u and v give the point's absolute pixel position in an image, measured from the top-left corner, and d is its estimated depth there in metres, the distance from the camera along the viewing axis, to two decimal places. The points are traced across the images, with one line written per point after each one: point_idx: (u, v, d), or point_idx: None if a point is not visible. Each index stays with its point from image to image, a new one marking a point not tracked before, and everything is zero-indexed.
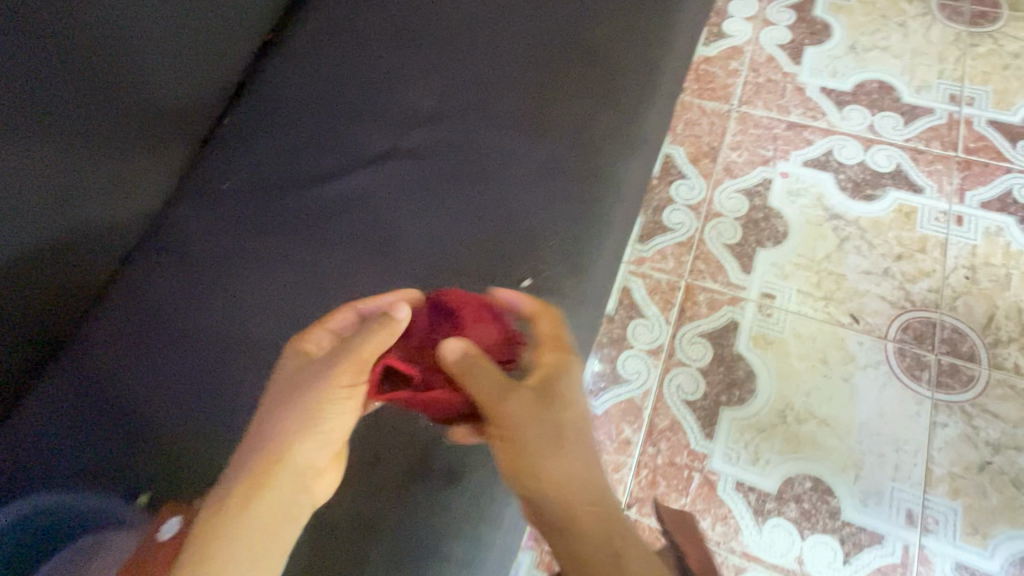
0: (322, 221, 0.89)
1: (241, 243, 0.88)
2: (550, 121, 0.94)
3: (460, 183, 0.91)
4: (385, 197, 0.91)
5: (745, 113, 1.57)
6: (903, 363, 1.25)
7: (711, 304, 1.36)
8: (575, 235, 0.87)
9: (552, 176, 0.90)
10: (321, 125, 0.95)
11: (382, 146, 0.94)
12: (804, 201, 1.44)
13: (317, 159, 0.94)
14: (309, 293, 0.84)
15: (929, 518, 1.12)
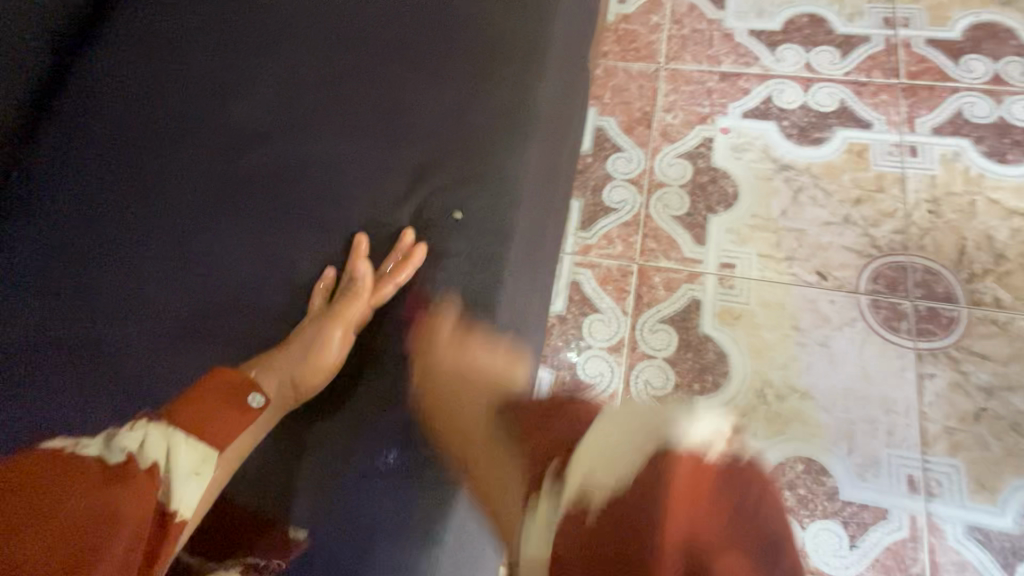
0: (203, 269, 0.86)
1: (120, 308, 0.83)
2: (436, 125, 0.92)
3: (355, 207, 0.89)
4: (280, 232, 0.88)
5: (674, 69, 1.43)
6: (879, 315, 1.15)
7: (669, 285, 1.23)
8: (479, 236, 0.85)
9: (449, 182, 0.89)
10: (205, 174, 0.91)
11: (277, 185, 0.91)
12: (750, 156, 1.32)
13: (190, 203, 0.90)
14: (153, 364, 0.80)
15: (932, 481, 1.03)
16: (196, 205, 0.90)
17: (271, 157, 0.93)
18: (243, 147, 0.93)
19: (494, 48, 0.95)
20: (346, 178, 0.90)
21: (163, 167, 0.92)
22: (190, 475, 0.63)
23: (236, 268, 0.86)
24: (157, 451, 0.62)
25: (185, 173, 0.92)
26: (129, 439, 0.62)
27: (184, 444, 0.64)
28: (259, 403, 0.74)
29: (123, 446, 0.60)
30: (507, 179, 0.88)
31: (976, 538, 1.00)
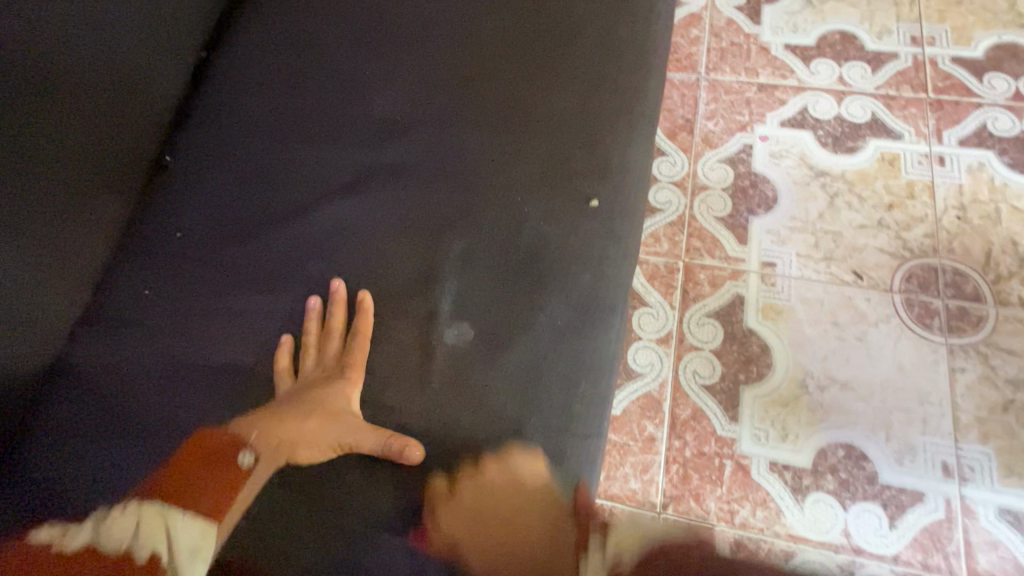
0: (252, 298, 0.75)
1: (228, 249, 0.77)
2: (545, 121, 0.79)
3: (448, 167, 0.78)
4: (371, 198, 0.78)
5: (714, 80, 1.52)
6: (912, 313, 1.23)
7: (714, 282, 1.30)
8: (585, 251, 0.73)
9: (563, 136, 0.78)
10: (267, 172, 0.80)
11: (348, 186, 0.79)
12: (788, 162, 1.40)
13: (243, 217, 0.79)
14: (243, 327, 0.74)
15: (965, 467, 1.11)
16: (244, 223, 0.78)
17: (342, 163, 0.80)
18: (313, 137, 0.82)
19: (611, 45, 0.83)
20: (434, 167, 0.78)
21: (213, 177, 0.81)
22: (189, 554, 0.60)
23: (289, 301, 0.75)
24: (154, 537, 0.59)
25: (240, 171, 0.81)
26: (120, 528, 0.59)
27: (181, 518, 0.61)
28: (249, 463, 0.66)
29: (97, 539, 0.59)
30: (620, 192, 0.76)
31: (1006, 520, 1.07)
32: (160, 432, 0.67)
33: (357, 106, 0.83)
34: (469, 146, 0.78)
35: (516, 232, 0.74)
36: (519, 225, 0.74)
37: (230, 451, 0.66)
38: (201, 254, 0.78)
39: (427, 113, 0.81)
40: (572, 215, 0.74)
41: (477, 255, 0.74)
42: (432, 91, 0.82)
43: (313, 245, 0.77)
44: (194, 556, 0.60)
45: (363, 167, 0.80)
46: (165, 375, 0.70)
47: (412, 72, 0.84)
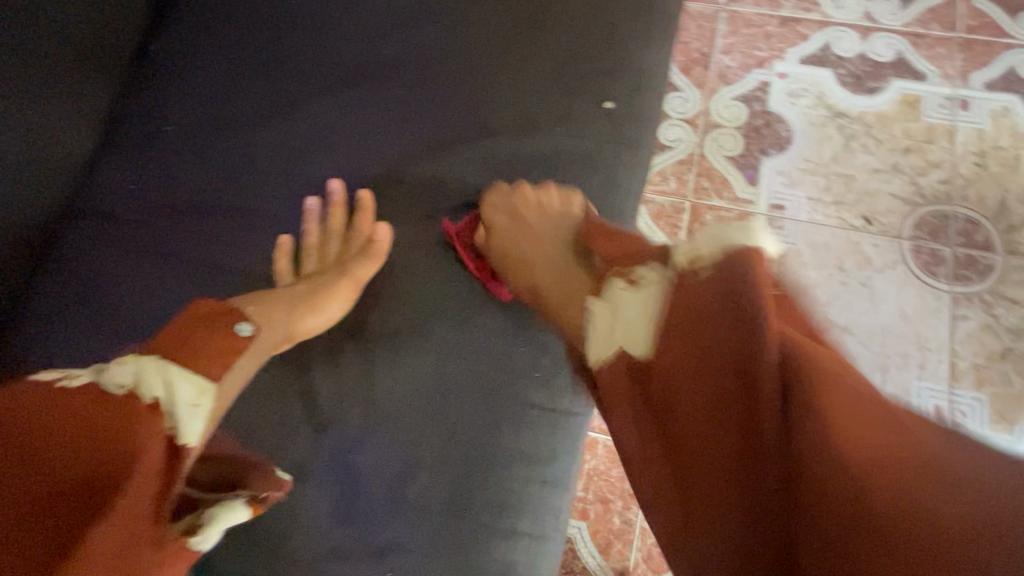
0: (233, 216, 0.70)
1: (221, 139, 0.73)
2: (560, 21, 0.73)
3: (456, 68, 0.73)
4: (372, 103, 0.73)
5: (734, 11, 1.43)
6: (919, 260, 1.21)
7: (720, 223, 1.27)
8: (595, 157, 0.70)
9: (579, 35, 0.73)
10: (253, 75, 0.75)
11: (342, 91, 0.73)
12: (805, 102, 1.35)
13: (240, 105, 0.74)
14: (237, 213, 0.70)
15: (956, 411, 1.12)
16: (232, 128, 0.73)
17: (340, 62, 0.75)
18: (305, 38, 0.76)
19: None
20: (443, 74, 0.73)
21: (194, 85, 0.75)
22: (190, 407, 0.54)
23: (275, 221, 0.71)
24: (155, 383, 0.54)
25: (223, 75, 0.75)
26: (118, 374, 0.53)
27: (182, 374, 0.55)
28: (248, 333, 0.61)
29: (118, 382, 0.53)
30: (636, 93, 0.71)
31: None
32: (158, 312, 0.66)
33: (357, 5, 0.77)
34: (476, 48, 0.73)
35: (523, 139, 0.70)
36: (527, 131, 0.70)
37: (228, 320, 0.61)
38: (193, 140, 0.73)
39: (431, 15, 0.75)
40: (588, 102, 0.71)
41: (483, 161, 0.70)
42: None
43: (308, 143, 0.72)
44: (193, 410, 0.54)
45: (363, 69, 0.74)
46: (136, 299, 0.67)
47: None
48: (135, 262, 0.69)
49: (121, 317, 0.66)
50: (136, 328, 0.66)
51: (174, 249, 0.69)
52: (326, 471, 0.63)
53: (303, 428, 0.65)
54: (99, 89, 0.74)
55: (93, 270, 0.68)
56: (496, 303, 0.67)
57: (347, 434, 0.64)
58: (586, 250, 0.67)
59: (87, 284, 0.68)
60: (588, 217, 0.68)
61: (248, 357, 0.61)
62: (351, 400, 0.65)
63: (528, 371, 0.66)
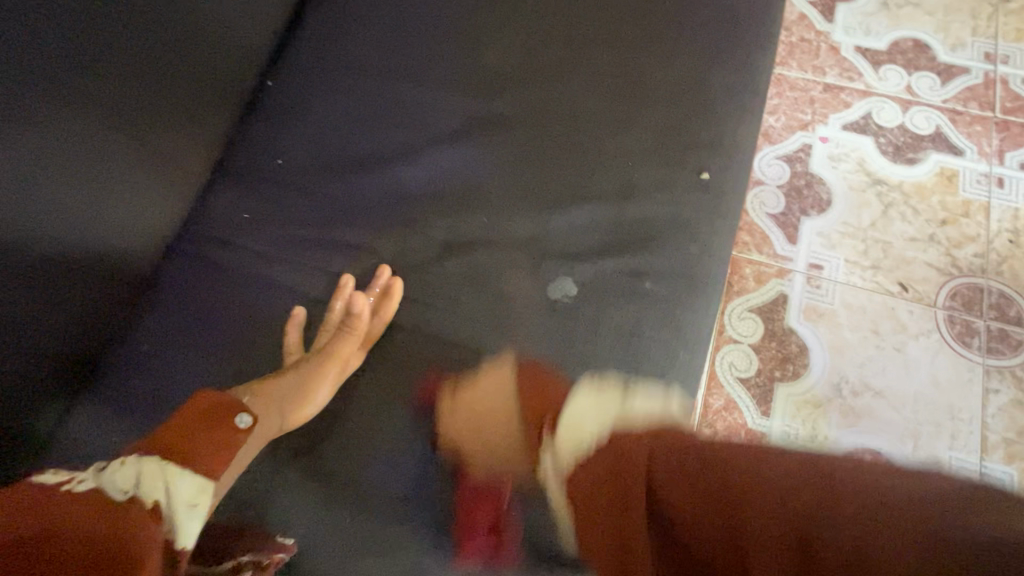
0: (317, 253, 0.68)
1: (316, 174, 0.71)
2: (660, 90, 0.72)
3: (550, 111, 0.72)
4: (464, 140, 0.72)
5: (780, 74, 1.49)
6: (953, 331, 1.24)
7: (759, 278, 1.30)
8: (694, 223, 0.67)
9: (674, 96, 0.72)
10: (347, 109, 0.74)
11: (433, 135, 0.72)
12: (846, 167, 1.39)
13: (332, 140, 0.73)
14: (329, 248, 0.68)
15: (987, 484, 1.13)
16: (325, 163, 0.72)
17: (432, 98, 0.74)
18: (399, 74, 0.75)
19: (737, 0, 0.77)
20: (541, 123, 0.71)
21: (289, 124, 0.74)
22: (187, 508, 0.53)
23: (356, 260, 0.68)
24: (154, 487, 0.53)
25: (317, 112, 0.74)
26: (120, 478, 0.53)
27: (177, 471, 0.54)
28: (245, 426, 0.59)
29: (121, 485, 0.52)
30: (729, 163, 0.70)
31: None
32: (257, 353, 0.64)
33: (454, 46, 0.76)
34: (569, 102, 0.72)
35: (622, 204, 0.68)
36: (626, 196, 0.68)
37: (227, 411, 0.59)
38: (290, 172, 0.72)
39: (530, 64, 0.74)
40: (682, 164, 0.69)
41: (581, 223, 0.68)
42: (535, 39, 0.76)
43: (397, 179, 0.71)
44: (189, 513, 0.53)
45: (469, 114, 0.73)
46: (227, 351, 0.64)
47: (514, 21, 0.77)
48: (230, 314, 0.66)
49: (222, 357, 0.64)
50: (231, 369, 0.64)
51: (268, 301, 0.66)
52: (394, 518, 0.59)
53: (376, 465, 0.61)
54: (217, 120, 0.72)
55: (187, 318, 0.66)
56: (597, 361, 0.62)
57: (424, 475, 0.60)
58: (684, 313, 0.64)
59: (189, 321, 0.66)
60: (685, 279, 0.65)
61: (243, 451, 0.59)
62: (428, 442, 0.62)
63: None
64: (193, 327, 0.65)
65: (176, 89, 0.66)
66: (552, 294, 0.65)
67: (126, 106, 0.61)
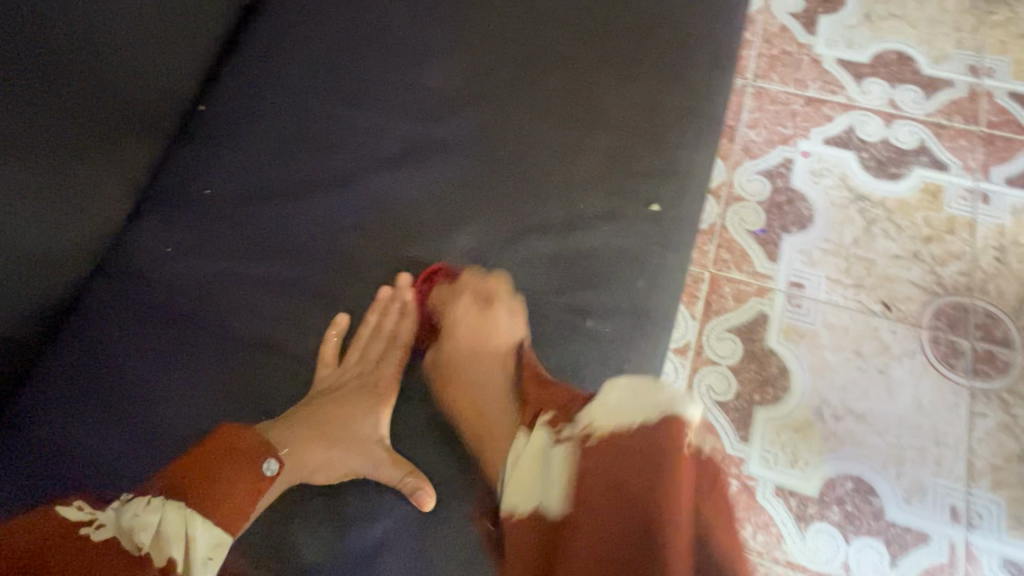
0: (250, 285, 0.64)
1: (252, 201, 0.68)
2: (613, 116, 0.69)
3: (496, 137, 0.69)
4: (406, 166, 0.69)
5: (761, 88, 1.46)
6: (938, 352, 1.20)
7: (739, 297, 1.26)
8: (646, 257, 0.64)
9: (628, 121, 0.69)
10: (288, 134, 0.71)
11: (378, 161, 0.69)
12: (827, 182, 1.36)
13: (271, 166, 0.69)
14: (263, 281, 0.65)
15: (973, 513, 1.09)
16: (263, 190, 0.68)
17: (377, 121, 0.71)
18: (343, 96, 0.72)
19: (698, 21, 0.75)
20: (488, 150, 0.68)
21: (226, 150, 0.70)
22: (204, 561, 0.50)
23: (290, 294, 0.64)
24: (173, 541, 0.50)
25: (257, 137, 0.71)
26: (140, 527, 0.50)
27: (202, 526, 0.51)
28: (273, 472, 0.56)
29: (140, 534, 0.50)
30: (682, 192, 0.67)
31: (1009, 571, 1.06)
32: (175, 395, 0.59)
33: (401, 69, 0.73)
34: (519, 127, 0.69)
35: (570, 235, 0.64)
36: (575, 228, 0.65)
37: (255, 457, 0.56)
38: (225, 200, 0.68)
39: (478, 87, 0.71)
40: (636, 194, 0.66)
41: (528, 257, 0.64)
42: (487, 61, 0.72)
43: (335, 207, 0.67)
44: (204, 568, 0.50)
45: (415, 140, 0.70)
46: (137, 403, 0.59)
47: (464, 42, 0.74)
48: (145, 362, 0.61)
49: (137, 401, 0.59)
50: (149, 413, 0.59)
51: (186, 347, 0.62)
52: None
53: (302, 518, 0.56)
54: (147, 146, 0.69)
55: (97, 367, 0.61)
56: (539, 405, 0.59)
57: (345, 531, 0.55)
58: (634, 352, 0.61)
59: (104, 361, 0.61)
60: (635, 316, 0.62)
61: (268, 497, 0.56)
62: (353, 494, 0.57)
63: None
64: (109, 367, 0.60)
65: (86, 113, 0.62)
66: (492, 332, 0.62)
67: (24, 138, 0.57)
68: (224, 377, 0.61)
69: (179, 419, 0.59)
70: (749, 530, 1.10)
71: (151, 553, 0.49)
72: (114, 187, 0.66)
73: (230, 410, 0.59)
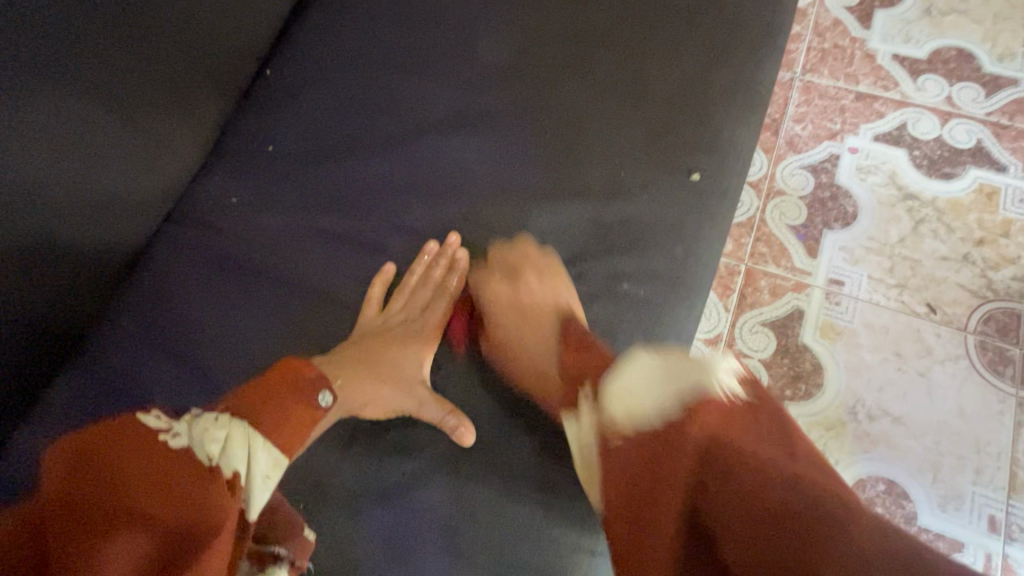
0: (301, 240, 0.68)
1: (307, 163, 0.72)
2: (657, 92, 0.70)
3: (541, 108, 0.71)
4: (452, 135, 0.71)
5: (810, 82, 1.43)
6: (984, 358, 1.15)
7: (774, 291, 1.25)
8: (681, 227, 0.66)
9: (672, 97, 0.70)
10: (341, 103, 0.74)
11: (424, 129, 0.72)
12: (875, 179, 1.32)
13: (325, 130, 0.73)
14: (314, 237, 0.69)
15: (1013, 525, 1.05)
16: (317, 153, 0.72)
17: (427, 91, 0.74)
18: (396, 67, 0.75)
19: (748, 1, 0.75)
20: (533, 121, 0.70)
21: (284, 115, 0.75)
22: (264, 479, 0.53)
23: (339, 250, 0.68)
24: (238, 456, 0.52)
25: (313, 104, 0.75)
26: (210, 440, 0.52)
27: (263, 445, 0.54)
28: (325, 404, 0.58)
29: (209, 448, 0.52)
30: (719, 169, 0.68)
31: None
32: (232, 336, 0.64)
33: (450, 44, 0.76)
34: (563, 101, 0.71)
35: (608, 205, 0.66)
36: (612, 198, 0.66)
37: (307, 388, 0.58)
38: (282, 160, 0.72)
39: (526, 62, 0.73)
40: (674, 169, 0.67)
41: (566, 223, 0.66)
42: (534, 36, 0.74)
43: (384, 170, 0.71)
44: (264, 485, 0.53)
45: (461, 111, 0.72)
46: (197, 340, 0.64)
47: (513, 20, 0.76)
48: (204, 305, 0.65)
49: (197, 339, 0.64)
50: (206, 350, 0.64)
51: (243, 292, 0.66)
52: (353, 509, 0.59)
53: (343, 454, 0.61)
54: (214, 106, 0.74)
55: (158, 306, 0.66)
56: (573, 366, 0.61)
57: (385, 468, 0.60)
58: (663, 320, 0.63)
59: (169, 301, 0.66)
60: (665, 287, 0.64)
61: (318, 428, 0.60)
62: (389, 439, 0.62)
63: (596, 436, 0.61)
64: (173, 305, 0.66)
65: (162, 69, 0.66)
66: (528, 294, 0.64)
67: (109, 89, 0.62)
68: (272, 323, 0.65)
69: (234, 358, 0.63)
70: None
71: (219, 464, 0.51)
72: (183, 142, 0.71)
73: (278, 353, 0.63)
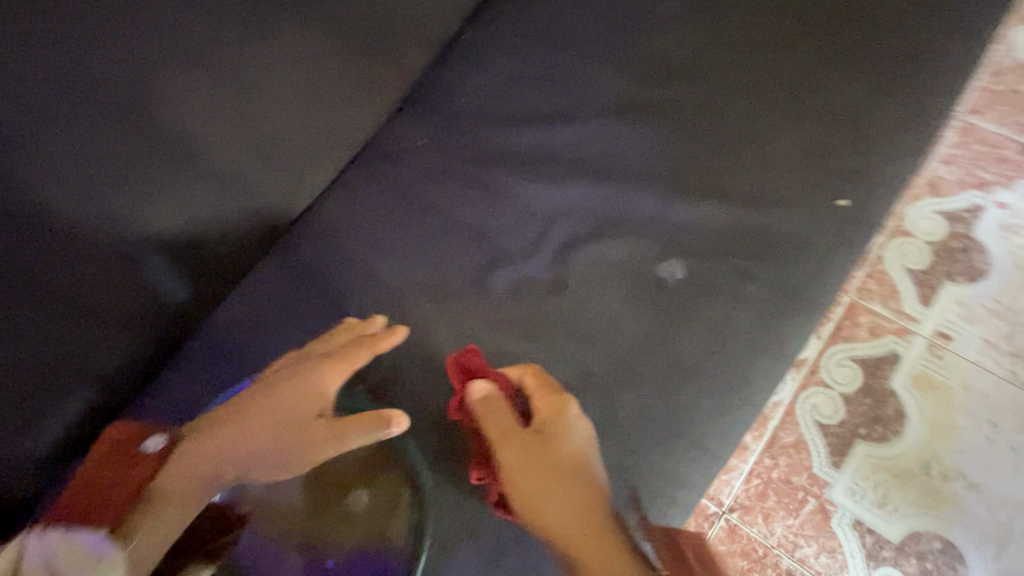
0: (450, 180, 0.70)
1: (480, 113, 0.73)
2: (821, 117, 0.73)
3: (709, 112, 0.73)
4: (624, 118, 0.72)
5: (972, 124, 1.34)
6: None
7: (874, 330, 1.23)
8: (833, 247, 0.66)
9: (835, 124, 0.72)
10: (517, 58, 0.76)
11: (590, 100, 0.73)
12: (1018, 240, 1.25)
13: (505, 86, 0.75)
14: (468, 182, 0.70)
15: None
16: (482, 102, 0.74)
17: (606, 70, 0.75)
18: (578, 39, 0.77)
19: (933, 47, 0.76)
20: (697, 120, 0.72)
21: (461, 62, 0.77)
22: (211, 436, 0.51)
23: (483, 197, 0.69)
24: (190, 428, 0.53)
25: (488, 56, 0.77)
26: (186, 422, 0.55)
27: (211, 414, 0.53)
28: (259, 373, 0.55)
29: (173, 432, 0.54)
30: (872, 201, 0.69)
31: None
32: (378, 263, 0.67)
33: (626, 26, 0.78)
34: (733, 105, 0.73)
35: (754, 210, 0.67)
36: (771, 206, 0.67)
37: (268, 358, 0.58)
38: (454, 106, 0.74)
39: (701, 62, 0.75)
40: (825, 193, 0.69)
41: (725, 220, 0.66)
42: (716, 37, 0.77)
43: (549, 135, 0.71)
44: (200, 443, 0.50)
45: (635, 91, 0.73)
46: (346, 259, 0.67)
47: (694, 18, 0.78)
48: (356, 228, 0.68)
49: (348, 258, 0.67)
50: (353, 271, 0.67)
51: (396, 224, 0.69)
52: None
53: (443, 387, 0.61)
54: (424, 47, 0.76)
55: (329, 233, 0.68)
56: (699, 359, 0.61)
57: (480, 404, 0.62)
58: (786, 328, 0.62)
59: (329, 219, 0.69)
60: (809, 302, 0.63)
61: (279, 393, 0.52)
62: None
63: (710, 441, 0.60)
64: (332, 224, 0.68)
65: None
66: (665, 275, 0.64)
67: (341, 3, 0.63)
68: (423, 260, 0.66)
69: (372, 286, 0.66)
70: (813, 548, 1.12)
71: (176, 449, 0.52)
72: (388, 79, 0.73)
73: (412, 285, 0.66)
